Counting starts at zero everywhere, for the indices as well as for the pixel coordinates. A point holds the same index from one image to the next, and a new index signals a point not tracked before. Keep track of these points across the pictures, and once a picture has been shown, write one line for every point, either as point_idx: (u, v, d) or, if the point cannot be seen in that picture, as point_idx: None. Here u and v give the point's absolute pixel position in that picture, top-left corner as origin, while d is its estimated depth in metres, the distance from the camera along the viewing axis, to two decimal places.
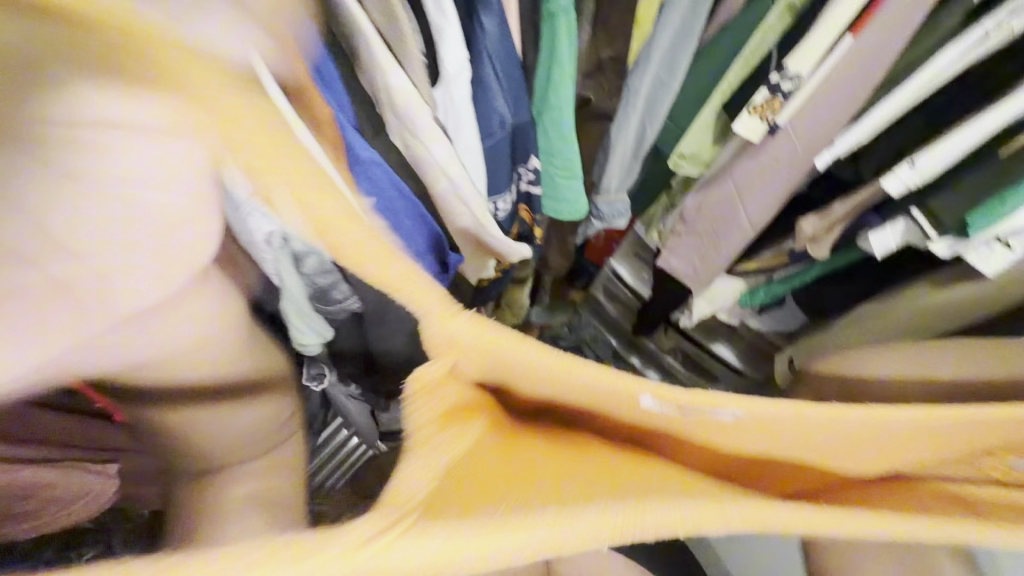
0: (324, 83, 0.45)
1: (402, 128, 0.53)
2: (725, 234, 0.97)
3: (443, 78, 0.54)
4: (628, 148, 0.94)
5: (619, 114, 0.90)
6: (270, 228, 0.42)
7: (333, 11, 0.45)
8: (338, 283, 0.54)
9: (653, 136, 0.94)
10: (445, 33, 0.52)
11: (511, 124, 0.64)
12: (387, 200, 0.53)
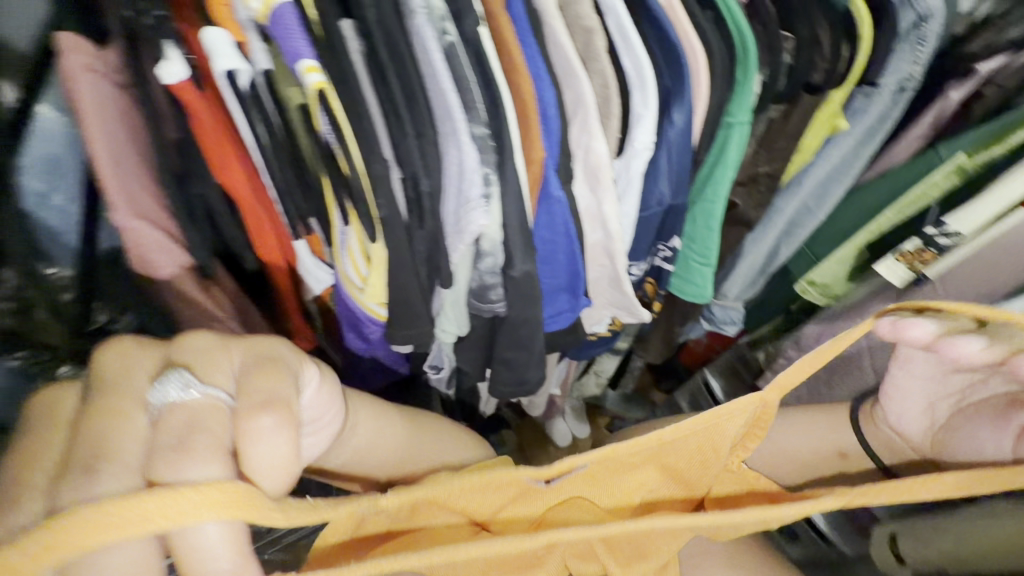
0: (545, 130, 0.58)
1: (585, 181, 0.64)
2: (845, 373, 0.98)
3: (628, 152, 0.65)
4: (758, 260, 0.99)
5: (758, 227, 0.96)
6: (481, 224, 0.55)
7: (568, 83, 0.59)
8: (497, 286, 0.64)
9: (786, 256, 0.98)
10: (642, 120, 0.63)
11: (668, 204, 0.73)
12: (554, 233, 0.65)
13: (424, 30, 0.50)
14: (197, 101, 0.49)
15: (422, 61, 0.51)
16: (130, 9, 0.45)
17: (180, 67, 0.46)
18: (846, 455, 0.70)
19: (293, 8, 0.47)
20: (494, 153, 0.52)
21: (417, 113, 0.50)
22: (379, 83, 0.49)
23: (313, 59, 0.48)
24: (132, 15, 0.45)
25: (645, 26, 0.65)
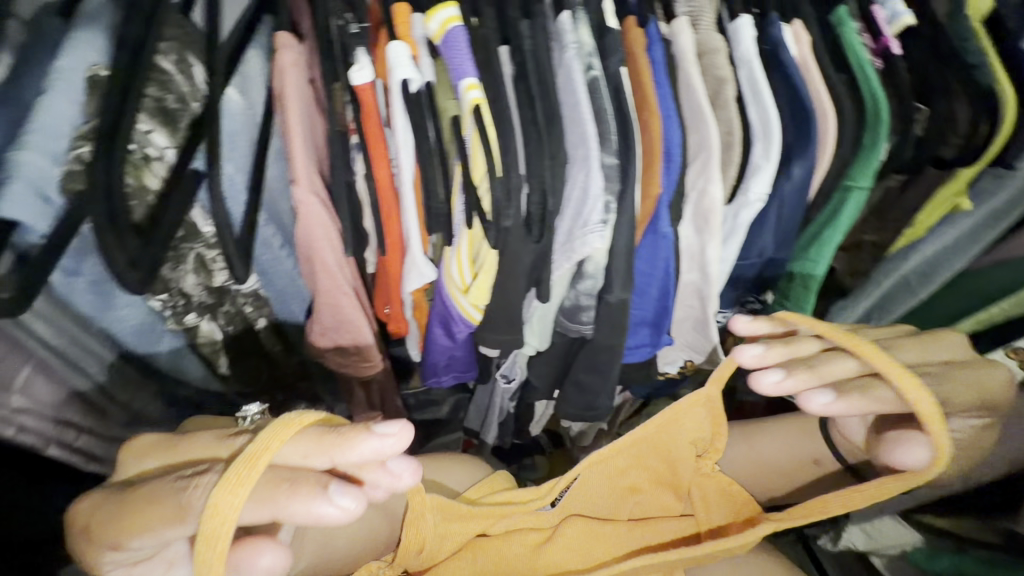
0: (666, 168, 0.60)
1: (693, 221, 0.65)
2: None
3: (740, 199, 0.66)
4: None
5: (850, 294, 0.90)
6: (592, 248, 0.57)
7: (693, 126, 0.61)
8: (589, 309, 0.66)
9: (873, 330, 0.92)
10: (760, 170, 0.64)
11: (768, 256, 0.74)
12: (651, 268, 0.66)
13: (572, 64, 0.54)
14: (374, 102, 0.53)
15: (564, 90, 0.55)
16: (339, 21, 0.52)
17: (367, 67, 0.51)
18: (820, 462, 0.68)
19: (465, 34, 0.52)
20: (618, 182, 0.54)
21: (554, 135, 0.53)
22: (524, 104, 0.53)
23: (473, 77, 0.51)
24: (341, 24, 0.53)
25: (776, 81, 0.66)
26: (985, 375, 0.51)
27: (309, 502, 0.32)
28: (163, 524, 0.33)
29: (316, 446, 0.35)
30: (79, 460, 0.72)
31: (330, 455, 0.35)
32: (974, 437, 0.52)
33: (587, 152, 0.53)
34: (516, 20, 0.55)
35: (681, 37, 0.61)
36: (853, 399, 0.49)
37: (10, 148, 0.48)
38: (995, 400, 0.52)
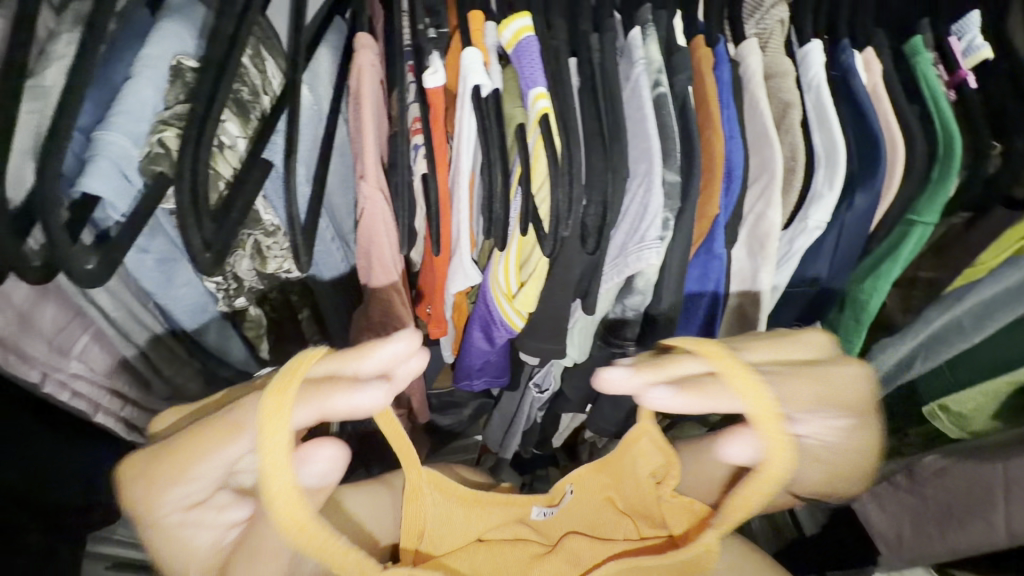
0: (726, 188, 0.59)
1: (747, 243, 0.64)
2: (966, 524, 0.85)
3: (797, 225, 0.65)
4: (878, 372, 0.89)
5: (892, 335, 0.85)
6: (646, 264, 0.56)
7: (754, 148, 0.61)
8: (633, 324, 0.65)
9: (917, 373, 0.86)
10: (821, 199, 0.63)
11: (820, 285, 0.72)
12: (699, 289, 0.65)
13: (641, 79, 0.54)
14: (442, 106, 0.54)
15: (630, 104, 0.55)
16: (417, 26, 0.55)
17: (441, 72, 0.53)
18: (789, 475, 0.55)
19: (537, 44, 0.52)
20: (678, 200, 0.54)
21: (617, 147, 0.53)
22: (591, 117, 0.53)
23: (543, 86, 0.51)
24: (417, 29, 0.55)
25: (843, 107, 0.65)
26: (838, 371, 0.47)
27: (350, 392, 0.38)
28: (220, 444, 0.38)
29: (351, 356, 0.39)
30: (120, 427, 0.86)
31: (358, 362, 0.39)
32: (841, 439, 0.47)
33: (649, 167, 0.53)
34: (588, 33, 0.56)
35: (750, 58, 0.61)
36: (687, 395, 0.44)
37: (97, 128, 0.51)
38: (848, 399, 0.47)
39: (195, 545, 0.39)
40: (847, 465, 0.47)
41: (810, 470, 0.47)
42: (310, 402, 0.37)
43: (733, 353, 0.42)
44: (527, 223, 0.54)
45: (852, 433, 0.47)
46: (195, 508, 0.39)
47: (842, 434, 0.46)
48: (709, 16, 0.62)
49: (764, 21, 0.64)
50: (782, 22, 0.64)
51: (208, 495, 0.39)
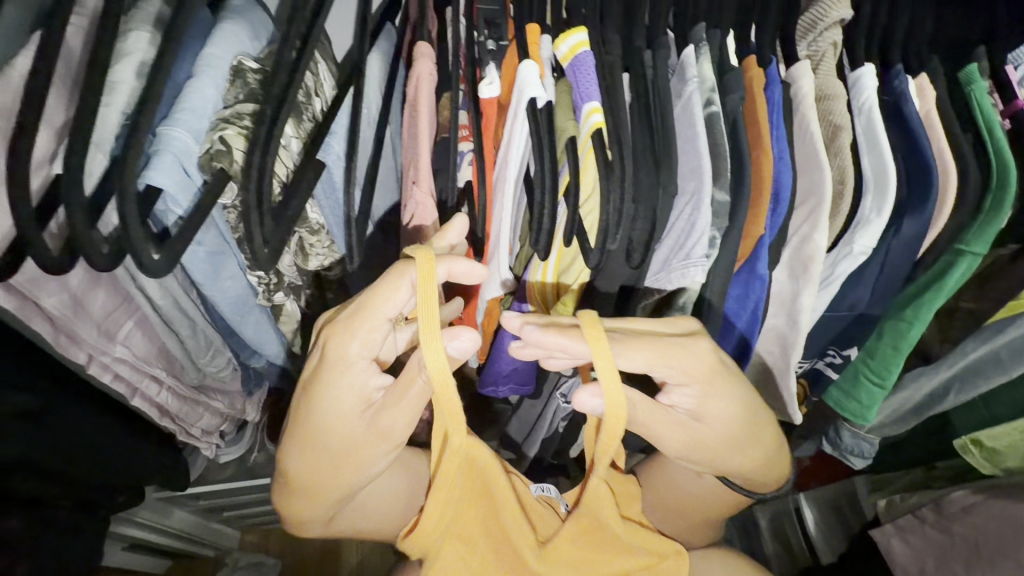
0: (772, 210, 0.59)
1: (790, 264, 0.64)
2: None
3: (841, 249, 0.64)
4: (914, 398, 0.93)
5: (928, 364, 0.89)
6: (691, 281, 0.55)
7: (803, 170, 0.61)
8: None
9: (952, 403, 0.91)
10: (868, 224, 0.62)
11: (861, 311, 0.71)
12: (738, 308, 0.65)
13: (694, 96, 0.54)
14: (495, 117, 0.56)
15: (681, 121, 0.55)
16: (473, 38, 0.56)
17: (497, 84, 0.54)
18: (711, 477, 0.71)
19: (593, 59, 0.53)
20: (727, 218, 0.55)
21: (668, 162, 0.53)
22: (643, 133, 0.54)
23: (597, 101, 0.52)
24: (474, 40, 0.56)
25: (894, 133, 0.64)
26: (695, 352, 0.52)
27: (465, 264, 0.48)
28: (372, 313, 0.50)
29: (450, 233, 0.50)
30: (152, 411, 0.89)
31: (452, 236, 0.50)
32: (701, 402, 0.54)
33: (700, 186, 0.53)
34: (641, 50, 0.57)
35: (802, 80, 0.61)
36: (548, 339, 0.47)
37: (161, 123, 0.53)
38: (689, 369, 0.53)
39: (356, 388, 0.53)
40: (721, 433, 0.57)
41: (675, 430, 0.56)
42: (443, 265, 0.47)
43: (597, 317, 0.45)
44: (572, 236, 0.54)
45: (717, 402, 0.54)
46: (358, 359, 0.52)
47: (708, 402, 0.55)
48: (762, 36, 0.62)
49: (816, 43, 0.64)
50: (835, 44, 0.64)
51: (370, 350, 0.52)
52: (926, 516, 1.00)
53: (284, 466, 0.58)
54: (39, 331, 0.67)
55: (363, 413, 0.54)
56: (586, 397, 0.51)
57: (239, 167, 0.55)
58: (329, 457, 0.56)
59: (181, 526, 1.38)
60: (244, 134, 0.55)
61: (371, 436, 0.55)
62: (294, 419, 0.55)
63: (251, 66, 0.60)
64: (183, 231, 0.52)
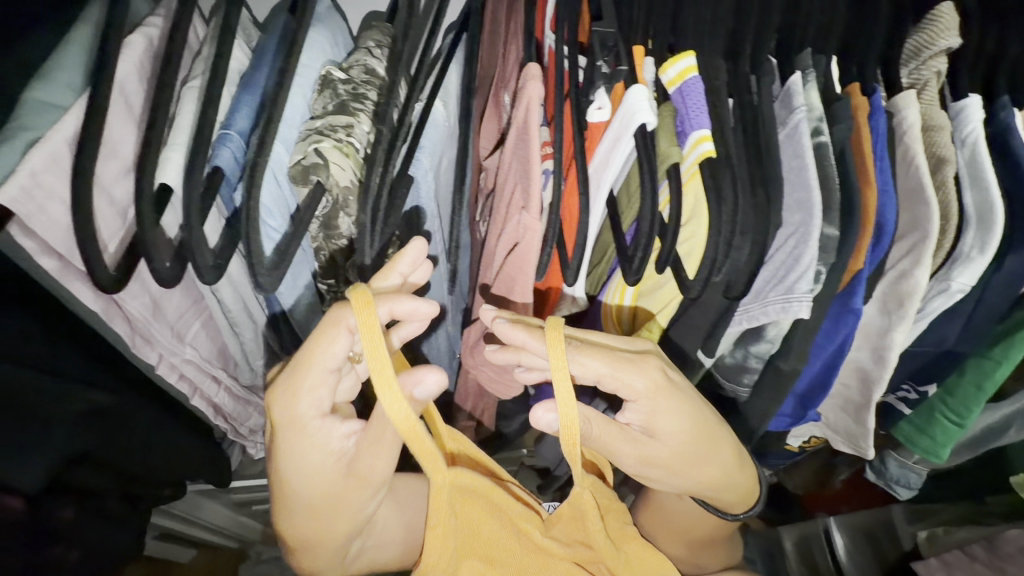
0: (875, 242, 0.57)
1: (885, 297, 0.62)
2: None
3: (939, 284, 0.63)
4: (981, 433, 0.91)
5: (997, 401, 0.87)
6: (795, 315, 0.54)
7: (908, 202, 0.59)
8: (752, 371, 0.64)
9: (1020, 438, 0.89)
10: (971, 262, 0.60)
11: (948, 347, 0.69)
12: (822, 342, 0.63)
13: (802, 125, 0.53)
14: (597, 138, 0.55)
15: (789, 149, 0.54)
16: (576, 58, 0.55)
17: (606, 109, 0.52)
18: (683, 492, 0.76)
19: (702, 86, 0.52)
20: (833, 254, 0.54)
21: (778, 192, 0.52)
22: (752, 160, 0.52)
23: (703, 128, 0.51)
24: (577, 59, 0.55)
25: (998, 167, 0.62)
26: (647, 373, 0.50)
27: (408, 301, 0.46)
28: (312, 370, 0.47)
29: (393, 266, 0.48)
30: (208, 410, 0.89)
31: (396, 269, 0.48)
32: (661, 422, 0.53)
33: (808, 218, 0.51)
34: (748, 75, 0.55)
35: (908, 109, 0.58)
36: (512, 333, 0.47)
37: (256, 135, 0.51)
38: (637, 387, 0.50)
39: (320, 448, 0.50)
40: (673, 450, 0.55)
41: (626, 441, 0.54)
42: (383, 306, 0.45)
43: (560, 323, 0.43)
44: (667, 265, 0.53)
45: (668, 419, 0.52)
46: (312, 418, 0.49)
47: (660, 419, 0.52)
48: (865, 61, 0.60)
49: (919, 71, 0.62)
50: (938, 73, 0.62)
51: (320, 406, 0.49)
52: (977, 553, 1.06)
53: (283, 534, 0.58)
54: (118, 332, 0.66)
55: (337, 466, 0.52)
56: (541, 409, 0.49)
57: (335, 181, 0.54)
58: (319, 515, 0.55)
59: (214, 518, 1.38)
60: (340, 147, 0.54)
61: (353, 485, 0.54)
62: (277, 486, 0.53)
63: (338, 77, 0.57)
64: (286, 244, 0.53)
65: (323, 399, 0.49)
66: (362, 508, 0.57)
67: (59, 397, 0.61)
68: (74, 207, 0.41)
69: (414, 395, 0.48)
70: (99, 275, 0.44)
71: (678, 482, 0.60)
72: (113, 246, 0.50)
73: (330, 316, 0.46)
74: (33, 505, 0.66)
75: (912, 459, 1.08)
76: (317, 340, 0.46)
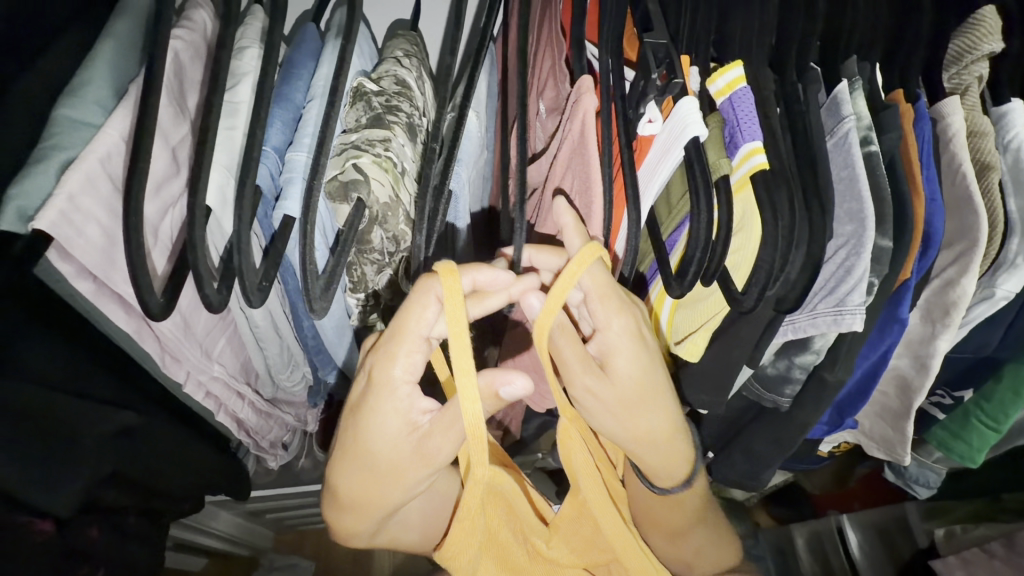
0: (924, 250, 0.56)
1: (931, 305, 0.62)
2: None
3: (983, 292, 0.62)
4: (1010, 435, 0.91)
5: None
6: (851, 327, 0.53)
7: (956, 210, 0.58)
8: (795, 383, 0.63)
9: None
10: (1017, 269, 0.60)
11: (987, 353, 0.69)
12: (866, 352, 0.62)
13: (853, 134, 0.52)
14: (644, 151, 0.54)
15: (840, 160, 0.53)
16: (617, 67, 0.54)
17: (657, 121, 0.51)
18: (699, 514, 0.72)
19: (752, 96, 0.51)
20: (887, 265, 0.53)
21: (847, 203, 0.52)
22: (806, 170, 0.51)
23: (751, 140, 0.50)
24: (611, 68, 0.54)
25: None
26: (625, 312, 0.47)
27: (490, 274, 0.44)
28: (405, 334, 0.44)
29: (494, 273, 0.44)
30: (233, 426, 0.86)
31: (500, 290, 0.44)
32: (632, 360, 0.48)
33: (861, 230, 0.51)
34: (795, 85, 0.54)
35: (953, 116, 0.57)
36: (560, 217, 0.45)
37: (291, 148, 0.49)
38: (613, 327, 0.47)
39: (398, 415, 0.47)
40: (626, 396, 0.50)
41: (586, 375, 0.49)
42: (467, 275, 0.43)
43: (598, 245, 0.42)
44: (714, 278, 0.52)
45: (631, 359, 0.48)
46: (402, 384, 0.46)
47: (620, 356, 0.48)
48: (907, 69, 0.60)
49: (960, 76, 0.61)
50: (979, 78, 0.61)
51: (414, 373, 0.46)
52: (996, 551, 1.05)
53: (333, 484, 0.53)
54: (148, 351, 0.62)
55: (408, 440, 0.48)
56: (536, 296, 0.45)
57: (375, 198, 0.52)
58: (378, 480, 0.51)
59: (226, 529, 1.31)
60: (379, 163, 0.51)
61: (416, 463, 0.50)
62: (345, 444, 0.50)
63: (371, 88, 0.55)
64: (336, 261, 0.53)
65: (418, 367, 0.46)
66: (412, 488, 0.53)
67: (81, 415, 0.58)
68: (126, 229, 0.40)
69: (499, 393, 0.47)
70: (149, 300, 0.44)
71: (638, 443, 0.54)
72: (160, 265, 0.52)
73: (419, 286, 0.43)
74: (58, 526, 0.61)
75: (931, 459, 1.01)
76: (410, 308, 0.43)
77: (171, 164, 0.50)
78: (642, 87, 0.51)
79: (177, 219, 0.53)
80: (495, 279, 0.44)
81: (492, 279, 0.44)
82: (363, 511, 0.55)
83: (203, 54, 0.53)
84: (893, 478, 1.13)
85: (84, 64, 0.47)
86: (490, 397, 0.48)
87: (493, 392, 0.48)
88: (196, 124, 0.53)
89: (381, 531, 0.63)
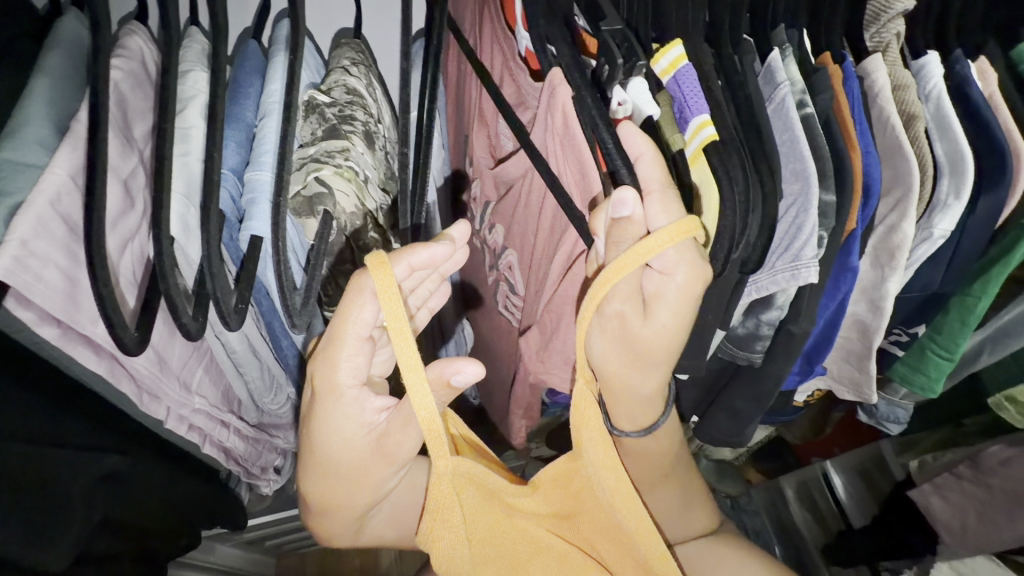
0: (864, 200, 0.60)
1: (879, 250, 0.66)
2: None
3: (923, 232, 0.67)
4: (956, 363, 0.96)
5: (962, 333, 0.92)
6: (808, 279, 0.57)
7: (892, 159, 0.62)
8: (764, 338, 0.67)
9: (986, 361, 0.92)
10: (949, 209, 0.64)
11: (933, 289, 0.75)
12: (827, 301, 0.66)
13: (789, 99, 0.55)
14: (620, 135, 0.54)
15: (782, 123, 0.56)
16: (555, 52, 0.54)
17: (627, 102, 0.50)
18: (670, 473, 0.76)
19: (694, 72, 0.54)
20: (834, 218, 0.57)
21: (794, 163, 0.55)
22: (752, 138, 0.54)
23: (700, 113, 0.52)
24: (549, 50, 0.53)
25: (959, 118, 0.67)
26: (695, 269, 0.47)
27: (423, 254, 0.41)
28: (344, 335, 0.42)
29: (429, 252, 0.41)
30: (220, 455, 0.84)
31: (434, 264, 0.42)
32: (678, 312, 0.50)
33: (807, 188, 0.54)
34: (732, 57, 0.57)
35: (877, 73, 0.62)
36: (637, 145, 0.45)
37: (248, 167, 0.49)
38: (677, 284, 0.48)
39: (350, 419, 0.46)
40: (652, 342, 0.53)
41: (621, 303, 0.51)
42: (400, 262, 0.40)
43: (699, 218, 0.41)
44: None
45: (674, 312, 0.50)
46: (348, 388, 0.45)
47: (665, 306, 0.49)
48: (831, 32, 0.64)
49: (880, 34, 0.66)
50: (897, 34, 0.66)
51: (361, 375, 0.45)
52: (963, 473, 1.12)
53: (304, 490, 0.55)
54: (126, 391, 0.61)
55: (367, 439, 0.48)
56: (632, 194, 0.42)
57: (342, 208, 0.52)
58: (345, 478, 0.51)
59: (228, 562, 1.28)
60: (341, 173, 0.51)
61: (378, 458, 0.50)
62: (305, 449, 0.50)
63: (323, 100, 0.55)
64: (311, 275, 0.53)
65: (363, 369, 0.44)
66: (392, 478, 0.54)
67: (62, 464, 0.56)
68: (91, 270, 0.40)
69: (450, 382, 0.46)
70: (124, 336, 0.44)
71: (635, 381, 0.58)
72: (128, 298, 0.51)
73: (352, 283, 0.41)
74: None
75: (898, 395, 1.07)
76: (346, 309, 0.41)
77: (125, 198, 0.49)
78: (610, 73, 0.51)
79: (138, 252, 0.52)
80: (431, 258, 0.41)
81: (429, 258, 0.41)
82: (341, 507, 0.56)
83: (145, 81, 0.52)
84: (866, 418, 1.19)
85: (19, 104, 0.46)
86: (441, 388, 0.47)
87: (443, 383, 0.46)
88: (146, 154, 0.52)
89: (362, 528, 0.64)
